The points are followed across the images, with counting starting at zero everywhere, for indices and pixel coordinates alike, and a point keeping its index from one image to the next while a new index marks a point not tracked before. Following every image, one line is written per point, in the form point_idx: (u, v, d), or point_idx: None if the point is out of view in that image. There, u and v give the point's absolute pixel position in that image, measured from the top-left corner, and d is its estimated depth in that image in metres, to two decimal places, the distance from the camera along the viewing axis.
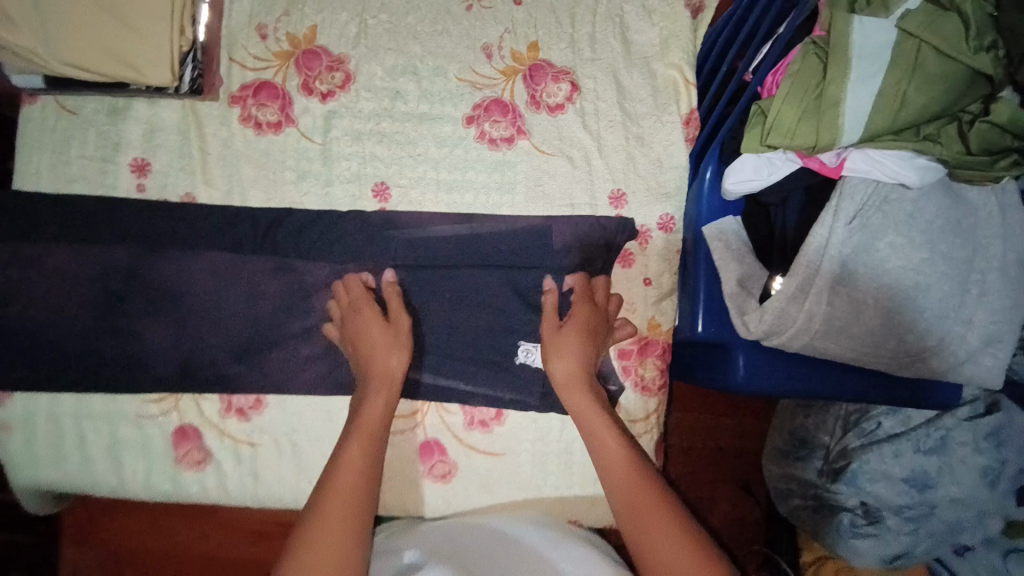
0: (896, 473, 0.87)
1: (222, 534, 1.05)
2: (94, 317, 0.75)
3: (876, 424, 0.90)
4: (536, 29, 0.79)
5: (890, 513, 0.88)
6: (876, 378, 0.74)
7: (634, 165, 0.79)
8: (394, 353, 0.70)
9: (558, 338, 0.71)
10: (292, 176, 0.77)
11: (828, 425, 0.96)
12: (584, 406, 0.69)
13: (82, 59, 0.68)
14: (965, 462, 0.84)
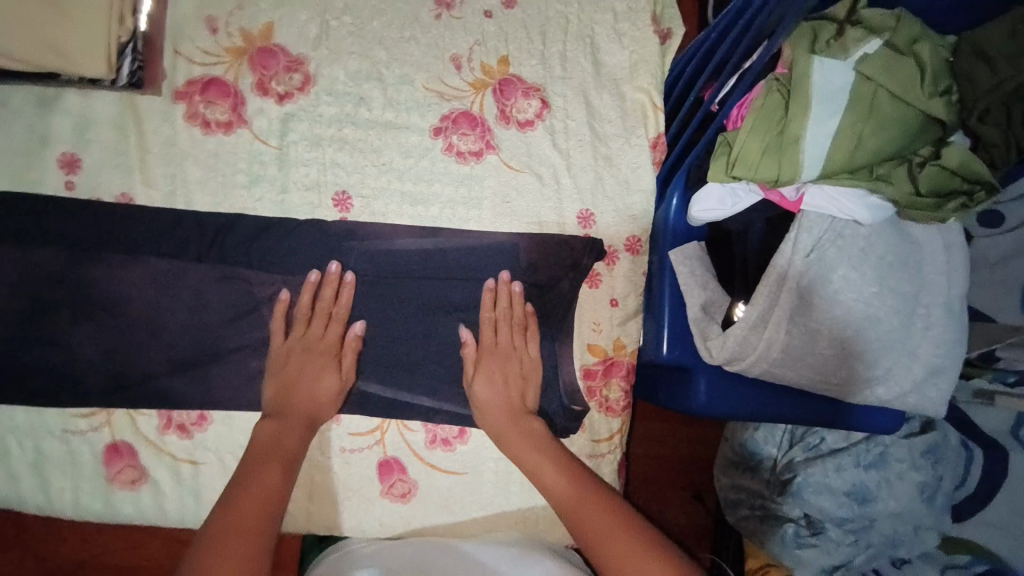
0: (838, 485, 0.89)
1: (161, 548, 0.95)
2: (15, 323, 0.68)
3: (820, 438, 0.93)
4: (507, 43, 0.77)
5: (832, 525, 0.90)
6: (827, 404, 0.76)
7: (602, 186, 0.79)
8: (326, 376, 0.70)
9: (479, 368, 0.73)
10: (245, 180, 0.72)
11: (775, 437, 0.97)
12: (513, 434, 0.71)
13: (2, 44, 0.60)
14: (902, 477, 0.88)
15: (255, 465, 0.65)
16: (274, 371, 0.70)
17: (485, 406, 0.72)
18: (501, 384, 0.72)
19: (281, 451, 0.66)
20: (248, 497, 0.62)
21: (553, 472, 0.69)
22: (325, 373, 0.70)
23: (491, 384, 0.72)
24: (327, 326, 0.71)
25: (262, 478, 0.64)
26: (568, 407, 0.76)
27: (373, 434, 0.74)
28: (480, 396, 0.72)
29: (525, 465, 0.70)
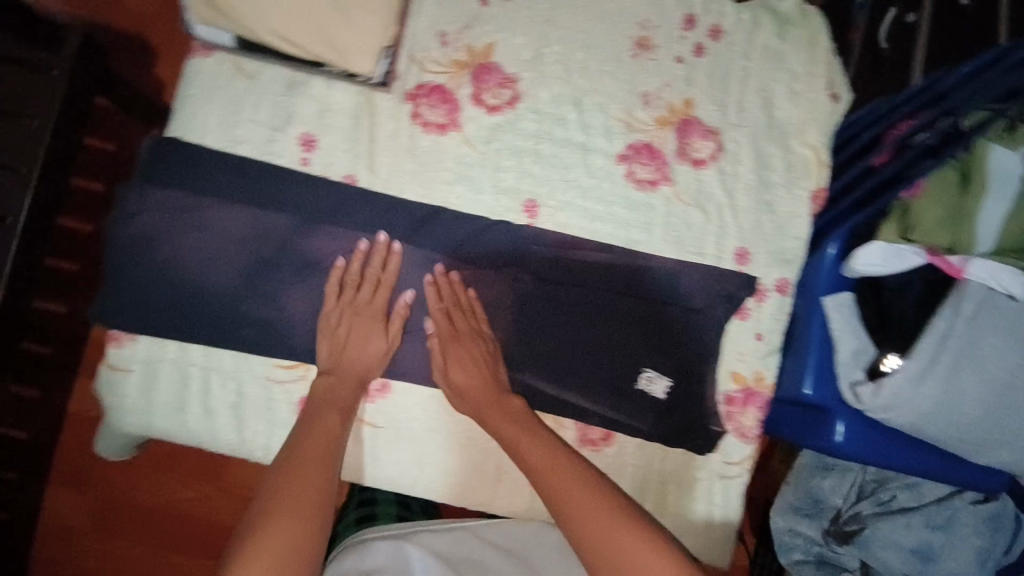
0: (906, 543, 0.92)
1: (219, 500, 1.16)
2: (239, 279, 0.75)
3: (893, 496, 0.96)
4: (693, 86, 0.84)
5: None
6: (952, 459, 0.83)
7: (762, 228, 0.85)
8: (456, 362, 0.76)
9: (449, 359, 0.77)
10: (449, 177, 0.80)
11: (843, 488, 1.00)
12: (497, 418, 0.75)
13: (289, 31, 0.68)
14: (967, 541, 0.92)
15: (317, 412, 0.73)
16: (332, 334, 0.76)
17: (462, 390, 0.76)
18: (474, 367, 0.77)
19: (338, 402, 0.74)
20: (309, 447, 0.69)
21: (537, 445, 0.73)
22: (369, 338, 0.76)
23: (461, 368, 0.76)
24: (374, 293, 0.77)
25: (321, 428, 0.71)
26: (710, 427, 0.82)
27: None
28: (454, 379, 0.76)
29: (503, 438, 0.75)
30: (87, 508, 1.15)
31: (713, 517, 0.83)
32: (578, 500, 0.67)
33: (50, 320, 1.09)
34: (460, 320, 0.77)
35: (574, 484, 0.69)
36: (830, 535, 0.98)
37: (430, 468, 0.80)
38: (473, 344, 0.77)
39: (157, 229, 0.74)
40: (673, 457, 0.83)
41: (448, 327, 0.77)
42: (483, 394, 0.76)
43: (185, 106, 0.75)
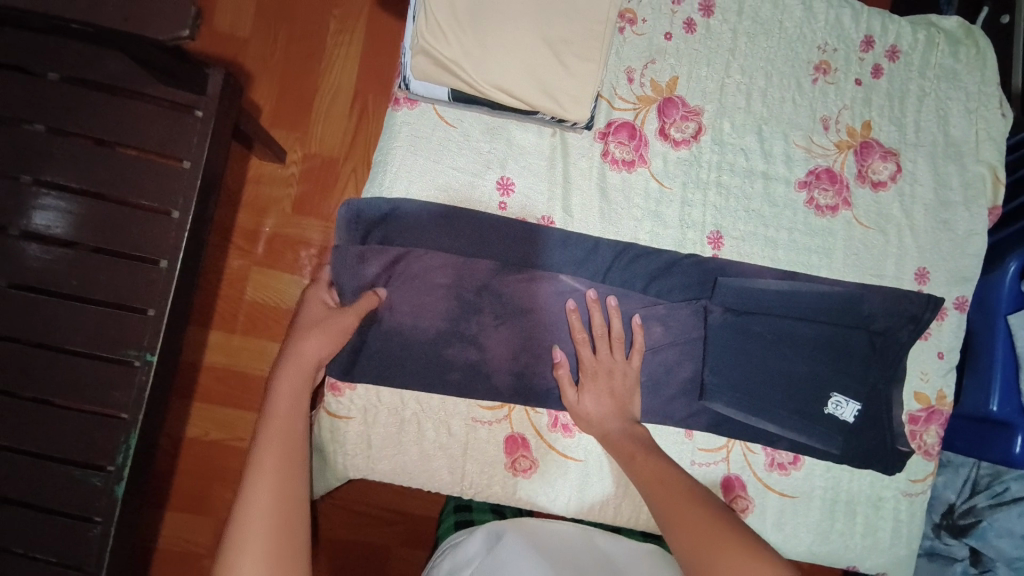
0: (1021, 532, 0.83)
1: None
2: (446, 323, 0.77)
3: (1007, 488, 0.84)
4: (870, 109, 0.85)
5: (1003, 565, 0.85)
6: None
7: (940, 248, 0.86)
8: (590, 392, 0.76)
9: (584, 387, 0.76)
10: (638, 213, 0.81)
11: (955, 482, 0.90)
12: (624, 442, 0.74)
13: (509, 82, 0.69)
14: None
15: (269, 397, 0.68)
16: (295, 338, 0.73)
17: (593, 419, 0.76)
18: (605, 396, 0.76)
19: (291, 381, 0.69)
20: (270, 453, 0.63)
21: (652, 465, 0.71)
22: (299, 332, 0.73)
23: (596, 399, 0.76)
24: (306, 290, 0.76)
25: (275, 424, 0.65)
26: (896, 447, 0.82)
27: (720, 452, 0.82)
28: (589, 409, 0.76)
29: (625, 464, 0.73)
30: (207, 531, 1.10)
31: (900, 534, 0.84)
32: (685, 514, 0.64)
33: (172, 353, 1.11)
34: (585, 348, 0.77)
35: (680, 498, 0.66)
36: (941, 527, 0.92)
37: (626, 503, 0.81)
38: (614, 375, 0.77)
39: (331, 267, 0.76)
40: (860, 478, 0.84)
41: (588, 359, 0.76)
42: (615, 425, 0.75)
43: (389, 155, 0.76)
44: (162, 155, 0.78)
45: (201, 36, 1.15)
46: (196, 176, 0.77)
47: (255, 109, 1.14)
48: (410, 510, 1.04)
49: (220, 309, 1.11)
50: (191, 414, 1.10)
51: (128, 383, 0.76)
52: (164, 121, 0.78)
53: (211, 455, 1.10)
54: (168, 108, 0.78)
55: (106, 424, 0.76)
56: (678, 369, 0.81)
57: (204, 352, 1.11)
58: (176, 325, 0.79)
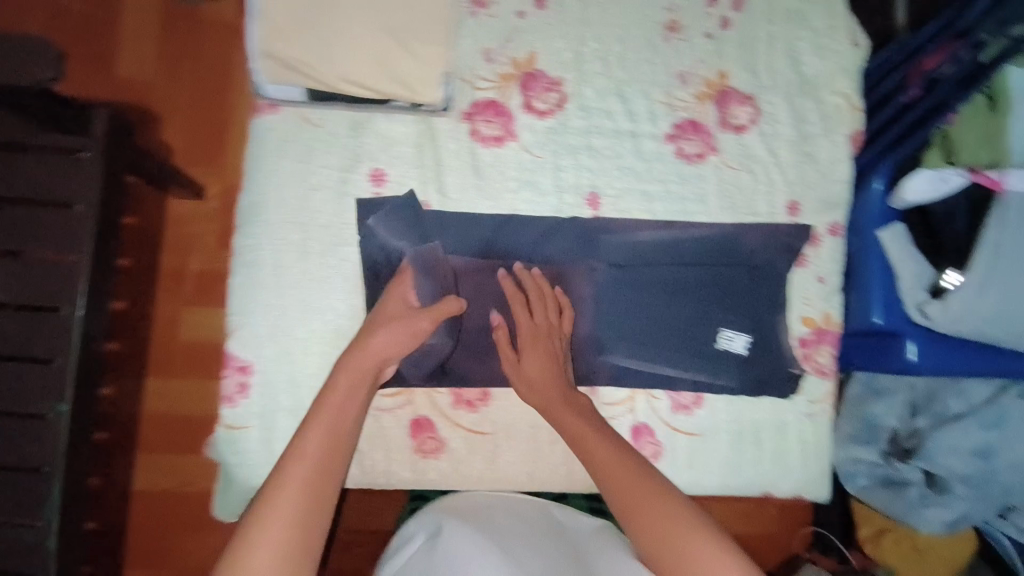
0: (964, 445, 0.92)
1: None
2: (345, 316, 0.81)
3: (946, 404, 0.95)
4: (724, 58, 0.88)
5: (957, 482, 0.93)
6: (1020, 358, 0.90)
7: (807, 180, 0.90)
8: (530, 360, 0.79)
9: (523, 350, 0.79)
10: (514, 185, 0.84)
11: (896, 409, 0.97)
12: (570, 422, 0.76)
13: (358, 75, 0.70)
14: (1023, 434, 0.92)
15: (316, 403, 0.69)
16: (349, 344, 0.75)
17: (531, 384, 0.79)
18: (549, 359, 0.79)
19: (359, 379, 0.71)
20: (297, 466, 0.63)
21: (602, 445, 0.73)
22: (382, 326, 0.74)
23: (536, 358, 0.79)
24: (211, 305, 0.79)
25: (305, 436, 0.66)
26: (789, 370, 0.89)
27: (625, 404, 0.86)
28: (528, 366, 0.79)
29: (564, 430, 0.76)
30: None
31: (807, 454, 0.90)
32: (633, 489, 0.68)
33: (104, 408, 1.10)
34: (522, 310, 0.80)
35: (622, 473, 0.69)
36: (890, 454, 0.97)
37: (543, 463, 0.85)
38: (540, 340, 0.80)
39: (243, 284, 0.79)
40: (762, 407, 0.89)
41: (526, 328, 0.80)
42: (556, 391, 0.77)
43: (257, 165, 0.78)
44: (52, 197, 0.75)
45: (100, 83, 1.14)
46: (88, 222, 0.74)
47: (167, 149, 1.15)
48: (379, 527, 0.99)
49: (151, 356, 1.12)
50: (133, 467, 1.09)
51: (44, 439, 0.71)
52: (46, 167, 0.75)
53: (151, 513, 1.09)
54: (53, 152, 0.75)
55: (24, 481, 0.71)
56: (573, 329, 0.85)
57: (140, 402, 1.10)
58: (87, 369, 0.75)
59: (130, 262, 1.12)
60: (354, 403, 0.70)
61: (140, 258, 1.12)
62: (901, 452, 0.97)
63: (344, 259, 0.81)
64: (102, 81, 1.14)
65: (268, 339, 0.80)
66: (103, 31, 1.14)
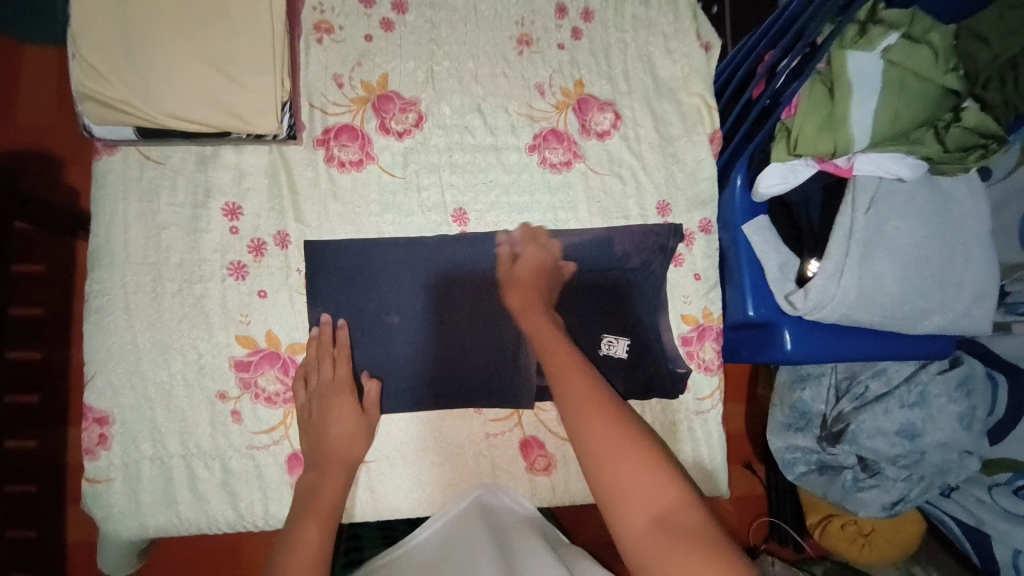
0: (888, 427, 1.10)
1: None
2: (205, 356, 0.79)
3: (865, 388, 1.13)
4: (579, 68, 0.90)
5: (886, 464, 1.12)
6: (899, 338, 0.92)
7: (674, 180, 0.91)
8: (522, 266, 0.83)
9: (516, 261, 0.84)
10: (377, 208, 0.83)
11: (823, 394, 1.17)
12: (540, 329, 0.75)
13: (183, 109, 0.71)
14: (942, 410, 1.08)
15: (321, 470, 0.76)
16: (306, 433, 0.78)
17: (513, 296, 0.80)
18: (540, 262, 0.84)
19: (344, 458, 0.77)
20: (325, 495, 0.74)
21: (580, 363, 0.71)
22: (529, 267, 0.83)
23: (529, 265, 0.83)
24: None
25: (326, 495, 0.74)
26: (675, 370, 0.89)
27: (512, 419, 0.85)
28: (517, 266, 0.83)
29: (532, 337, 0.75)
30: None
31: (701, 452, 0.90)
32: (603, 432, 0.63)
33: (32, 456, 1.11)
34: (532, 257, 0.84)
35: (596, 408, 0.65)
36: (823, 440, 1.16)
37: (429, 489, 0.83)
38: (541, 271, 0.83)
39: (134, 315, 0.77)
40: (652, 409, 0.89)
41: (510, 268, 0.83)
42: (534, 301, 0.79)
43: (103, 209, 0.77)
44: None
45: (1, 133, 1.14)
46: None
47: (73, 195, 1.14)
48: None
49: (72, 402, 1.14)
50: (69, 515, 1.11)
51: None
52: None
53: (84, 556, 1.11)
54: None
55: None
56: (452, 348, 0.83)
57: (70, 450, 1.13)
58: None
59: (40, 311, 1.14)
60: (337, 481, 0.75)
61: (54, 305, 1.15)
62: (831, 436, 1.16)
63: (204, 295, 0.79)
64: (3, 131, 1.14)
65: (126, 386, 0.77)
66: (5, 85, 1.14)
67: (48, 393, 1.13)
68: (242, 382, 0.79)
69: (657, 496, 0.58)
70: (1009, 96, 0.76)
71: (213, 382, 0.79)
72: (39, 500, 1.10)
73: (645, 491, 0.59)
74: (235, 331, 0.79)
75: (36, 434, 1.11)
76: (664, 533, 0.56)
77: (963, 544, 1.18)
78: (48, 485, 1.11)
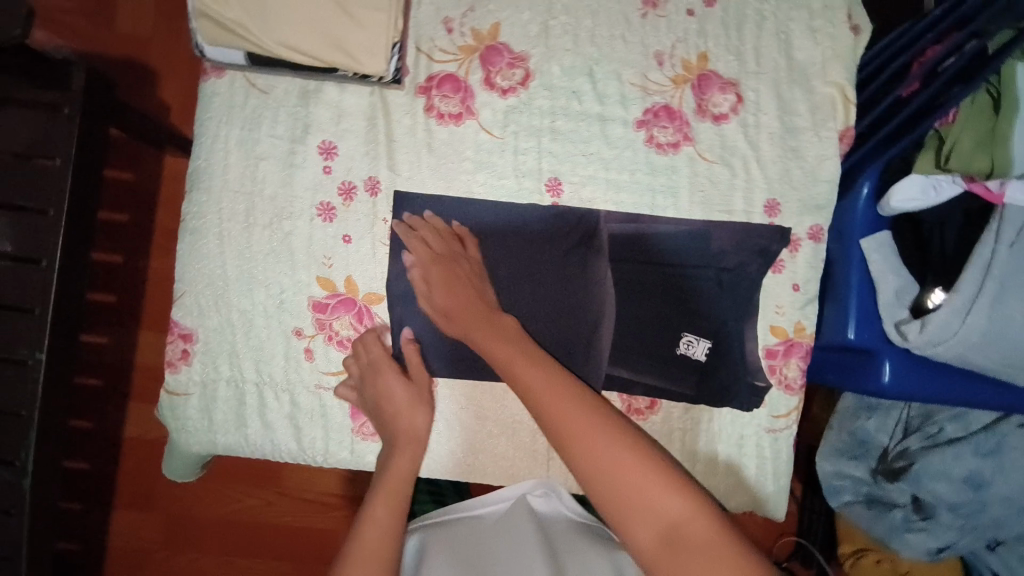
0: (955, 472, 0.99)
1: (286, 502, 1.20)
2: (285, 292, 0.79)
3: (940, 428, 1.01)
4: (706, 40, 0.82)
5: (943, 509, 1.01)
6: (1013, 389, 0.83)
7: (790, 177, 0.83)
8: (440, 292, 0.77)
9: (432, 282, 0.77)
10: (470, 165, 0.80)
11: (889, 426, 1.03)
12: (500, 350, 0.72)
13: (296, 41, 0.69)
14: (1016, 464, 0.98)
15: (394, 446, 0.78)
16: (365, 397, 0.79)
17: (450, 313, 0.77)
18: (450, 289, 0.76)
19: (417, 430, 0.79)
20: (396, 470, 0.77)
21: (533, 372, 0.70)
22: (449, 287, 0.77)
23: (445, 288, 0.77)
24: None
25: (397, 469, 0.77)
26: (753, 382, 0.84)
27: None
28: (443, 303, 0.77)
29: (496, 358, 0.72)
30: (154, 527, 1.19)
31: (765, 469, 0.86)
32: (600, 439, 0.64)
33: (97, 353, 1.18)
34: (437, 274, 0.77)
35: (580, 416, 0.66)
36: (878, 473, 1.04)
37: (482, 456, 0.83)
38: (454, 284, 0.77)
39: (224, 241, 0.78)
40: (721, 417, 0.85)
41: (456, 265, 0.77)
42: (479, 312, 0.76)
43: (206, 131, 0.77)
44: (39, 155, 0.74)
45: (105, 37, 1.16)
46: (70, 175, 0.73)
47: (164, 109, 1.17)
48: None
49: (145, 309, 1.19)
50: (126, 412, 1.19)
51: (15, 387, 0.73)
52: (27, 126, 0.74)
53: (145, 452, 1.19)
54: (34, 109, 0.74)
55: None
56: (539, 318, 0.81)
57: (136, 353, 1.18)
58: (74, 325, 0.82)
59: (125, 217, 1.18)
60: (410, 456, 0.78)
61: (138, 215, 1.18)
62: (889, 471, 1.04)
63: (291, 231, 0.78)
64: (105, 36, 1.16)
65: (210, 309, 0.79)
66: None
67: (123, 298, 1.19)
68: (317, 323, 0.80)
69: (655, 499, 0.61)
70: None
71: (291, 318, 0.80)
72: (106, 397, 1.18)
73: (645, 498, 0.61)
74: (316, 272, 0.79)
75: (109, 333, 1.18)
76: (675, 545, 0.59)
77: None
78: (112, 381, 1.19)
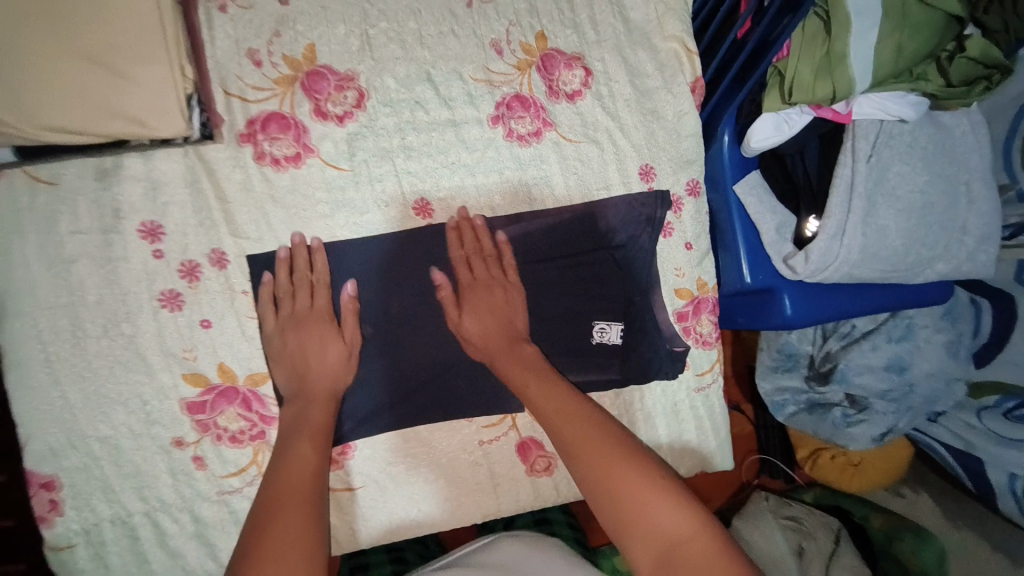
0: (877, 363, 1.01)
1: None
2: (151, 402, 0.69)
3: (852, 326, 1.03)
4: (539, 18, 0.78)
5: (876, 399, 1.03)
6: (900, 287, 0.87)
7: (656, 139, 0.82)
8: (316, 351, 0.69)
9: (299, 334, 0.69)
10: (326, 209, 0.72)
11: (809, 334, 1.07)
12: (508, 363, 0.71)
13: (65, 119, 0.59)
14: (930, 341, 1.01)
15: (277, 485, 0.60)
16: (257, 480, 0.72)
17: (477, 341, 0.73)
18: (322, 343, 0.69)
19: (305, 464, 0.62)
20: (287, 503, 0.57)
21: (545, 392, 0.68)
22: (325, 348, 0.69)
23: (317, 353, 0.69)
24: None
25: (285, 514, 0.56)
26: (671, 349, 0.83)
27: (505, 422, 0.78)
28: (314, 364, 0.69)
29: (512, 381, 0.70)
30: None
31: (704, 427, 0.86)
32: (603, 457, 0.60)
33: None
34: (315, 345, 0.69)
35: (591, 432, 0.63)
36: (811, 379, 1.07)
37: (424, 506, 0.78)
38: (327, 345, 0.69)
39: (55, 367, 0.66)
40: (650, 394, 0.83)
41: (320, 313, 0.70)
42: (499, 343, 0.72)
43: None
44: None
45: None
46: None
47: None
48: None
49: None
50: None
51: None
52: None
53: None
54: None
55: None
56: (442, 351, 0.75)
57: None
58: None
59: None
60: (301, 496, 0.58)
61: None
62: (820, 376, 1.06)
63: (135, 334, 0.68)
64: None
65: (64, 448, 0.67)
66: None
67: None
68: (199, 426, 0.70)
69: (662, 516, 0.55)
70: (1008, 19, 0.71)
71: (164, 430, 0.69)
72: None
73: (648, 518, 0.55)
74: (179, 369, 0.69)
75: None
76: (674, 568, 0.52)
77: (955, 470, 1.09)
78: None
